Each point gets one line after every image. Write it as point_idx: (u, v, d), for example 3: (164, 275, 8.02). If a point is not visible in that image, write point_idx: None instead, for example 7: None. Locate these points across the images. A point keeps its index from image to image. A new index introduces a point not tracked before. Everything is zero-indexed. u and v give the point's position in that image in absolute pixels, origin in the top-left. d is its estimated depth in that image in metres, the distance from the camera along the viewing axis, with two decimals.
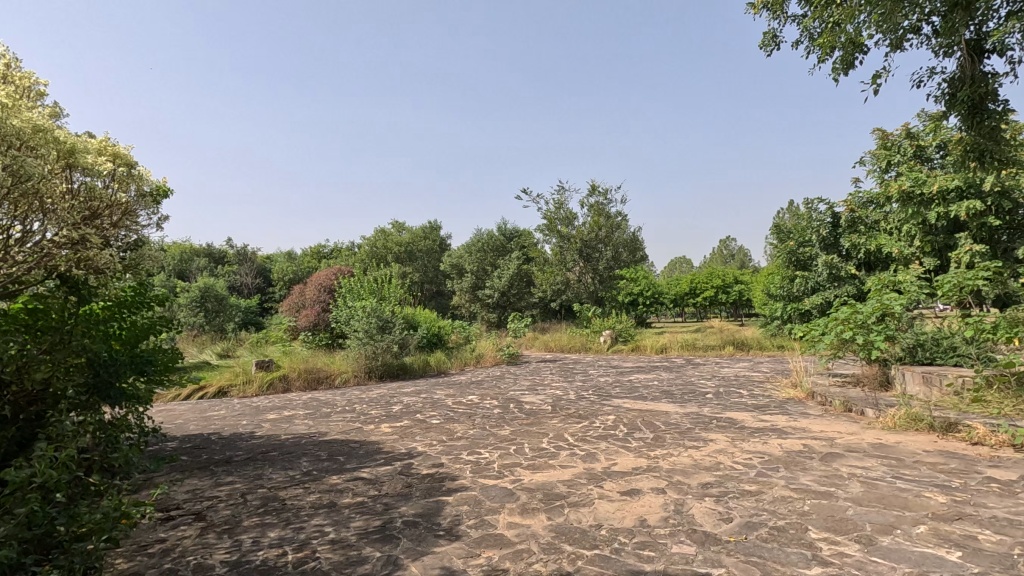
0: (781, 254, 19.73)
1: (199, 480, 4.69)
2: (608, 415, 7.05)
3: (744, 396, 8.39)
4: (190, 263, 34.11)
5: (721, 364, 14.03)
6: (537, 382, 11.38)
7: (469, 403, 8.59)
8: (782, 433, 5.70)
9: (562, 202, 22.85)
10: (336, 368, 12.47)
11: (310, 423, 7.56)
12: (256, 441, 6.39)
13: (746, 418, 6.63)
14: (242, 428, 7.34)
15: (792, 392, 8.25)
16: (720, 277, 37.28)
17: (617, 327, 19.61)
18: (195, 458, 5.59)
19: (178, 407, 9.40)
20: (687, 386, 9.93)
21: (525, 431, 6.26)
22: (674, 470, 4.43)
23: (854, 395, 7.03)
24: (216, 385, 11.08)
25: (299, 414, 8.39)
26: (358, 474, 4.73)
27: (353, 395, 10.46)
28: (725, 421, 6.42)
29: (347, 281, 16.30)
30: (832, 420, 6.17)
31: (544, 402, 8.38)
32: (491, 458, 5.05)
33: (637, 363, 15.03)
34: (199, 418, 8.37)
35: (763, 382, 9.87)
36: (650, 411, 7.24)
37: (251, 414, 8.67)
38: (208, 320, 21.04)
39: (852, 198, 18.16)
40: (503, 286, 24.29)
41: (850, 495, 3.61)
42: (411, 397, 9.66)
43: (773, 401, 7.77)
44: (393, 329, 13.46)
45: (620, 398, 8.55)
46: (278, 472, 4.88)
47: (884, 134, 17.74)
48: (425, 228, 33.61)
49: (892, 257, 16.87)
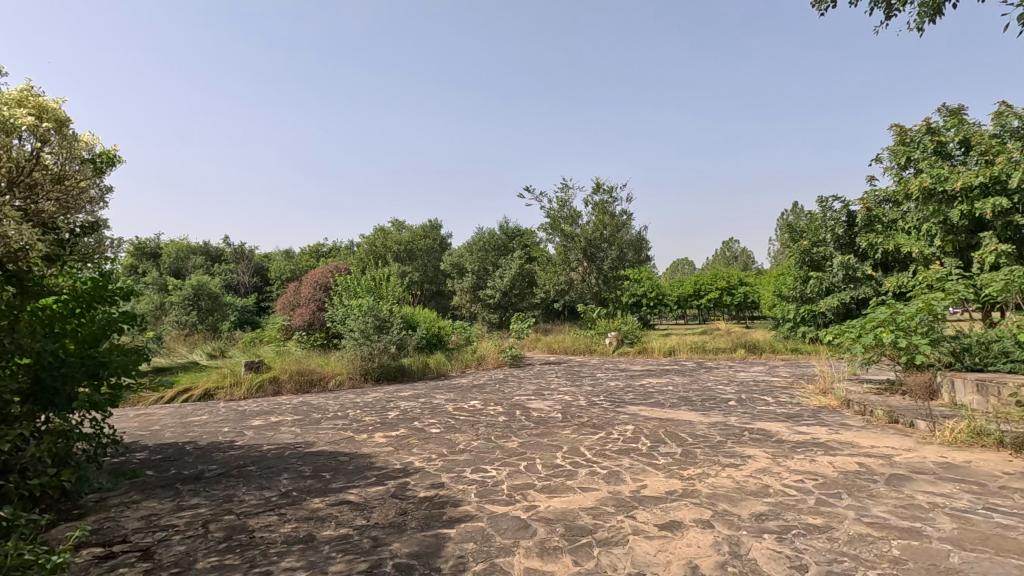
0: (794, 254, 18.81)
1: (157, 504, 4.01)
2: (625, 425, 6.37)
3: (771, 404, 7.71)
4: (186, 261, 33.47)
5: (735, 368, 13.38)
6: (543, 386, 10.71)
7: (471, 409, 7.91)
8: (828, 448, 5.02)
9: (565, 200, 22.26)
10: (330, 370, 11.82)
11: (297, 430, 6.87)
12: (234, 453, 5.71)
13: (782, 429, 5.94)
14: (222, 437, 6.65)
15: (823, 400, 7.58)
16: (725, 278, 36.69)
17: (623, 328, 18.96)
18: (160, 473, 4.91)
19: (159, 411, 8.74)
20: (705, 392, 9.24)
21: (536, 444, 5.58)
22: (716, 496, 3.75)
23: (898, 404, 6.37)
24: (201, 388, 10.43)
25: (286, 420, 7.72)
26: (345, 497, 4.05)
27: (347, 399, 9.79)
28: (758, 433, 5.74)
29: (343, 280, 15.68)
30: (881, 434, 5.48)
31: (553, 409, 7.71)
32: (500, 478, 4.36)
33: (645, 366, 14.37)
34: (178, 424, 7.68)
35: (787, 389, 9.18)
36: (672, 421, 6.56)
37: (235, 420, 8.00)
38: (201, 319, 20.35)
39: (869, 196, 17.58)
40: (505, 285, 23.58)
41: (945, 535, 2.94)
42: (409, 402, 9.00)
43: (805, 410, 7.09)
44: (391, 329, 12.82)
45: (636, 404, 7.88)
46: (252, 493, 4.20)
47: (902, 129, 17.20)
48: (425, 226, 32.90)
49: (911, 258, 16.22)
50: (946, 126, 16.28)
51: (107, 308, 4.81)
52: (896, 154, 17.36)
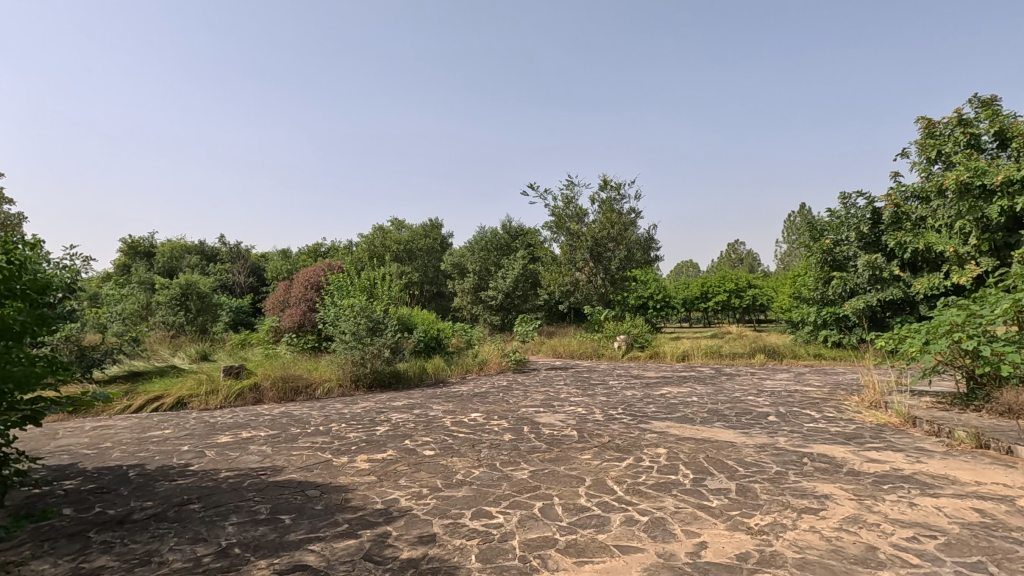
0: (815, 254, 17.66)
1: (49, 569, 2.97)
2: (656, 448, 5.34)
3: (819, 420, 6.64)
4: (182, 260, 32.51)
5: (760, 375, 12.29)
6: (551, 395, 9.64)
7: (471, 425, 6.85)
8: (923, 486, 3.96)
9: (571, 197, 21.23)
10: (318, 377, 10.79)
11: (267, 451, 5.82)
12: (183, 483, 4.66)
13: (850, 455, 4.88)
14: (177, 458, 5.63)
15: (880, 416, 6.53)
16: (733, 280, 35.56)
17: (633, 331, 17.85)
18: (78, 514, 3.87)
19: (120, 423, 7.75)
20: (736, 404, 8.18)
21: (550, 474, 4.54)
22: (810, 567, 2.70)
23: (982, 425, 5.36)
24: (174, 395, 9.43)
25: (259, 436, 6.69)
26: (301, 559, 3.01)
27: (333, 409, 8.77)
28: (823, 462, 4.68)
29: (335, 278, 14.67)
30: (982, 465, 4.42)
31: (566, 425, 6.63)
32: (509, 529, 3.33)
33: (659, 372, 13.32)
34: (134, 440, 6.64)
35: (828, 401, 8.13)
36: (712, 443, 5.49)
37: (202, 434, 6.95)
38: (189, 319, 19.41)
39: (895, 191, 16.50)
40: (508, 286, 22.50)
41: None
42: (402, 415, 7.96)
43: (865, 429, 6.03)
44: (385, 331, 11.74)
45: (663, 420, 6.82)
46: (179, 550, 3.16)
47: (928, 123, 16.17)
48: (425, 224, 31.68)
49: (944, 258, 15.12)
50: (978, 118, 15.28)
51: (26, 306, 3.93)
52: (923, 149, 16.34)
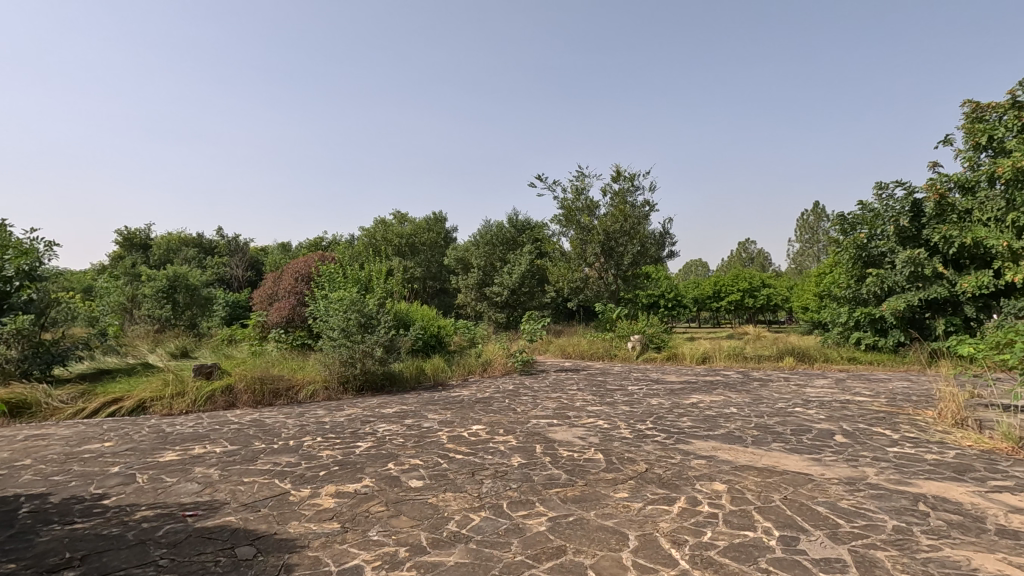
0: (847, 251, 16.19)
1: None
2: (713, 484, 4.06)
3: (902, 442, 5.36)
4: (178, 253, 31.22)
5: (795, 381, 10.95)
6: (565, 403, 8.37)
7: (471, 442, 5.59)
8: None
9: (581, 188, 19.84)
10: (301, 378, 9.63)
11: (212, 478, 4.57)
12: (79, 529, 3.43)
13: (982, 501, 3.59)
14: (94, 486, 4.38)
15: (980, 439, 5.23)
16: (747, 279, 34.10)
17: (648, 330, 16.50)
18: None
19: (58, 432, 6.53)
20: (786, 418, 6.86)
21: (577, 526, 3.27)
22: None
23: None
24: (134, 398, 8.26)
25: (212, 454, 5.45)
26: None
27: (312, 417, 7.52)
28: (954, 512, 3.40)
29: (326, 268, 13.44)
30: None
31: (588, 446, 5.35)
32: None
33: (681, 376, 12.05)
34: (59, 457, 5.40)
35: (896, 415, 6.81)
36: (783, 477, 4.21)
37: (146, 450, 5.71)
38: (177, 314, 18.19)
39: (938, 180, 15.08)
40: (513, 283, 21.36)
41: None
42: (391, 426, 6.70)
43: (972, 457, 4.74)
44: (378, 327, 10.43)
45: (707, 440, 5.54)
46: None
47: (976, 105, 14.80)
48: (427, 218, 30.29)
49: (992, 253, 13.75)
50: None
51: None
52: (970, 134, 14.90)
